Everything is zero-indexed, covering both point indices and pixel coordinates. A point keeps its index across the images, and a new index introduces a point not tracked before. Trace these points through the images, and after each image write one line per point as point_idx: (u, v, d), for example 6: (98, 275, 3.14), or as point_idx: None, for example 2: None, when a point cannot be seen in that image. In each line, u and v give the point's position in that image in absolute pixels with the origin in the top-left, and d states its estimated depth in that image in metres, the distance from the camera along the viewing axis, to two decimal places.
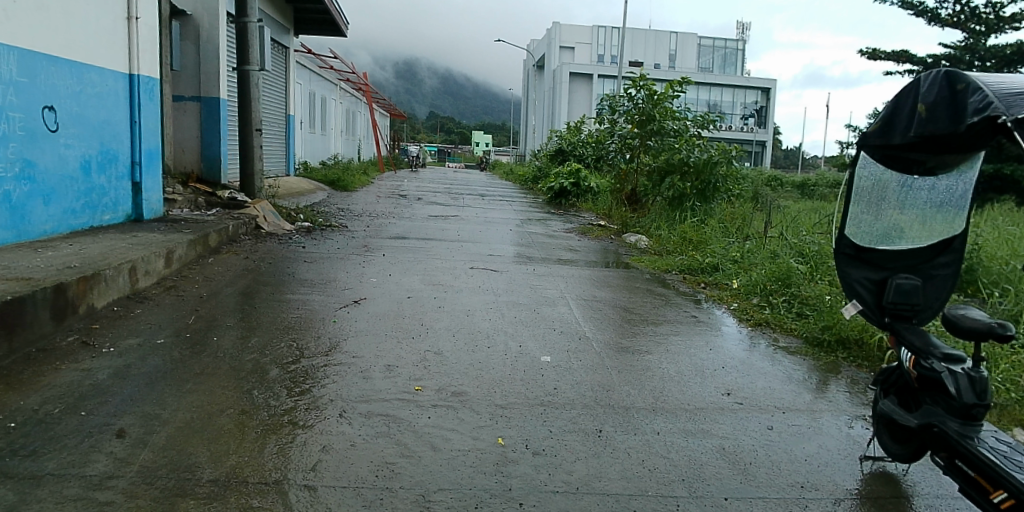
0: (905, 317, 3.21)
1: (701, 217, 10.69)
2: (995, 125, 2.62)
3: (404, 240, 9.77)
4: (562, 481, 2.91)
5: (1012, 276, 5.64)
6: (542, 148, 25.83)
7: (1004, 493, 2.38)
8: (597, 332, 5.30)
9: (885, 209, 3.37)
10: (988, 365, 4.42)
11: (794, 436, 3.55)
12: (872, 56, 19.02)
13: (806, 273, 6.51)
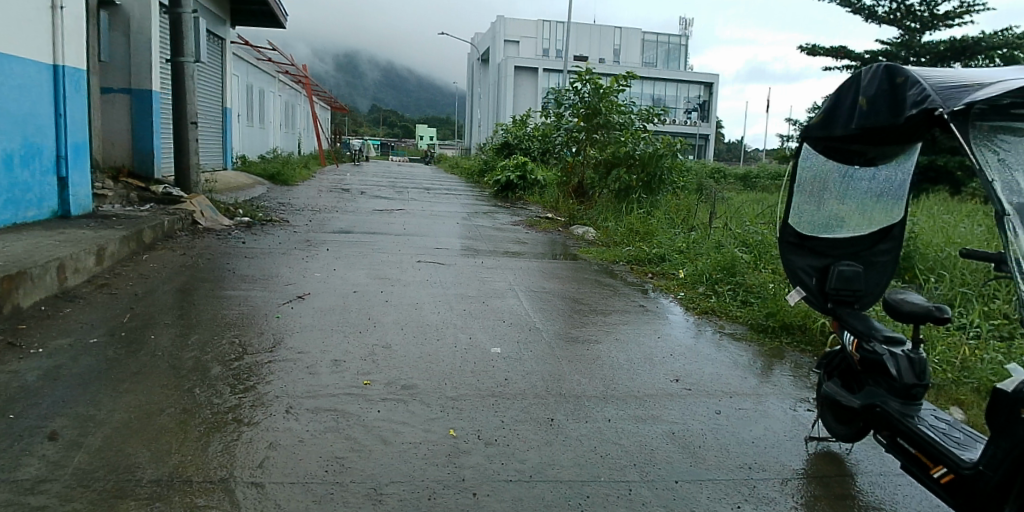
0: (847, 302, 3.33)
1: (648, 209, 10.83)
2: (932, 117, 2.58)
3: (351, 234, 9.59)
4: (515, 470, 2.91)
5: (947, 262, 5.89)
6: (488, 140, 25.72)
7: (945, 468, 2.50)
8: (547, 323, 5.32)
9: (827, 198, 3.48)
10: (923, 346, 4.61)
11: (741, 420, 3.64)
12: (812, 52, 19.57)
13: (750, 262, 6.69)
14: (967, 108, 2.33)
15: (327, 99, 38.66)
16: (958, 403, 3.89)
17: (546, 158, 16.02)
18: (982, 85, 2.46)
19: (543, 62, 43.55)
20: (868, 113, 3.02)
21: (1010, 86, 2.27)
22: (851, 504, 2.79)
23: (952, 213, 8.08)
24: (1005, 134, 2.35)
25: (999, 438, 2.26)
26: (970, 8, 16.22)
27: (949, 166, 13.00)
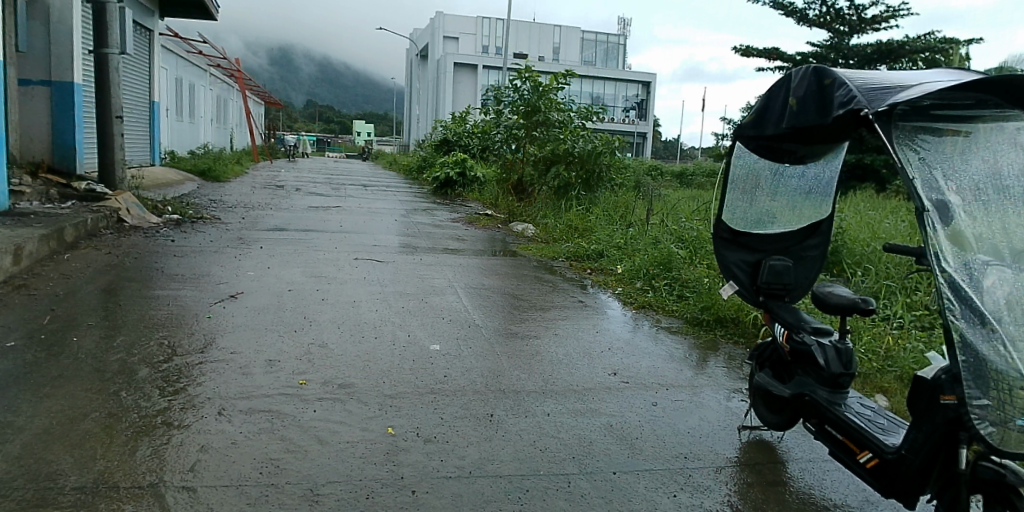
0: (777, 296, 3.43)
1: (586, 206, 10.94)
2: (859, 118, 2.62)
3: (285, 231, 9.32)
4: (454, 466, 2.86)
5: (872, 256, 6.15)
6: (426, 137, 25.43)
7: (870, 453, 2.59)
8: (486, 320, 5.28)
9: (758, 195, 3.60)
10: (851, 336, 4.79)
11: (677, 411, 3.69)
12: (745, 53, 20.09)
13: (685, 257, 6.83)
14: (891, 108, 2.40)
15: (260, 93, 37.46)
16: (882, 391, 4.06)
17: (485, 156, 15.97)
18: (903, 88, 2.54)
19: (483, 58, 43.41)
20: (797, 113, 3.07)
21: (931, 89, 2.35)
22: (782, 491, 2.86)
23: (876, 209, 8.45)
24: (924, 137, 2.43)
25: (920, 423, 2.36)
26: (892, 14, 16.98)
27: (873, 164, 13.58)
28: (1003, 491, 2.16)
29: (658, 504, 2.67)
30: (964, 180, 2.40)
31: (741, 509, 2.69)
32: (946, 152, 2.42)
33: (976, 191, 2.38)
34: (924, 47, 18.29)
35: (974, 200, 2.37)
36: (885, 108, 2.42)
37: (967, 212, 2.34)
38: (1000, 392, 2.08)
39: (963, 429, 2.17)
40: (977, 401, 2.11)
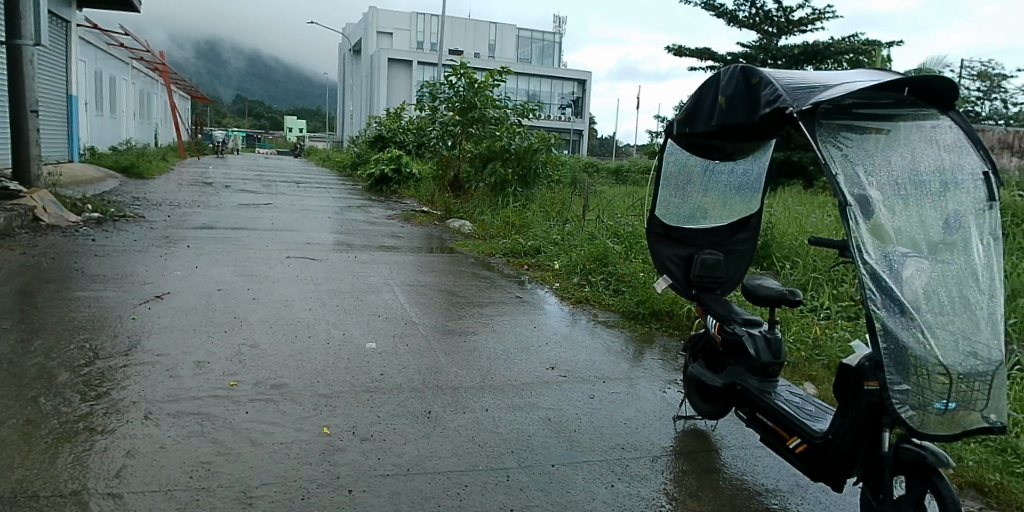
0: (710, 289, 3.53)
1: (523, 203, 10.91)
2: (784, 116, 2.67)
3: (213, 230, 8.96)
4: (392, 464, 2.77)
5: (800, 250, 6.37)
6: (361, 133, 24.93)
7: (799, 439, 2.67)
8: (423, 317, 5.21)
9: (688, 192, 3.69)
10: (779, 326, 4.98)
11: (615, 403, 3.68)
12: (678, 53, 20.49)
13: (621, 252, 6.93)
14: (814, 107, 2.47)
15: (186, 88, 35.98)
16: (810, 379, 4.22)
17: (421, 153, 15.80)
18: (825, 88, 2.61)
19: (418, 54, 42.91)
20: (726, 111, 3.10)
21: (850, 89, 2.45)
22: (715, 478, 2.89)
23: (803, 204, 8.77)
24: (848, 133, 2.53)
25: (846, 408, 2.45)
26: (817, 15, 17.65)
27: (799, 161, 14.10)
28: (923, 471, 2.26)
29: (597, 494, 2.66)
30: (884, 176, 2.51)
31: (677, 496, 2.69)
32: (868, 148, 2.54)
33: (894, 187, 2.50)
34: (848, 49, 18.45)
35: (893, 195, 2.49)
36: (809, 107, 2.49)
37: (887, 207, 2.46)
38: (918, 377, 2.19)
39: (886, 413, 2.27)
40: (897, 386, 2.21)
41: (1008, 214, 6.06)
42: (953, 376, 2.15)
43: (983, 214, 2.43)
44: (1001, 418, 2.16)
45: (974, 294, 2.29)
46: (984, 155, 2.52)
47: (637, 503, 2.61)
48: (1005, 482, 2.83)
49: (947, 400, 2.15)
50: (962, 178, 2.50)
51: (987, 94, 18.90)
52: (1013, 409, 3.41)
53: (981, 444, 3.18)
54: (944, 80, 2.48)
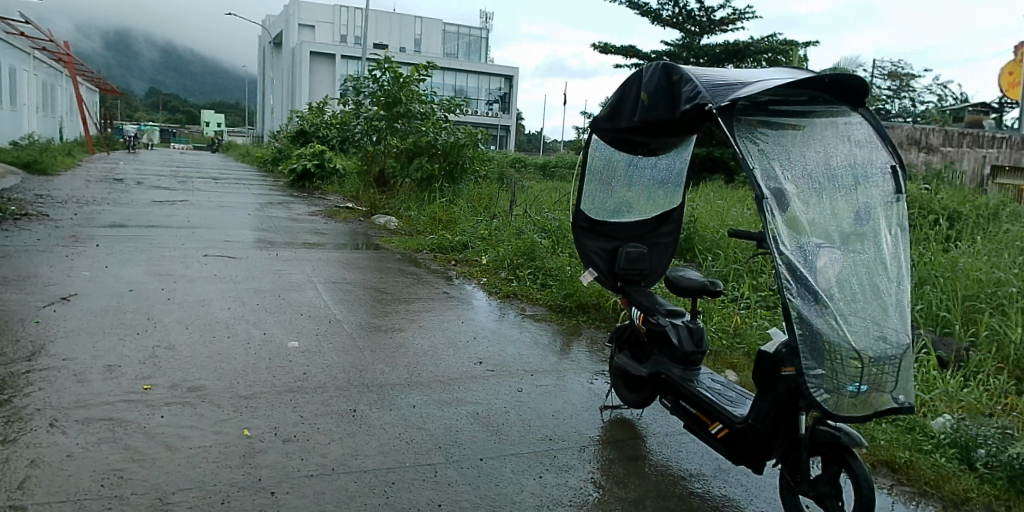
0: (635, 281, 3.54)
1: (450, 198, 10.79)
2: (704, 113, 2.69)
3: (123, 228, 8.45)
4: (316, 464, 2.67)
5: (721, 243, 6.56)
6: (282, 126, 24.04)
7: (721, 425, 2.71)
8: (348, 314, 5.07)
9: (613, 186, 3.71)
10: (702, 317, 5.12)
11: (542, 395, 3.67)
12: (604, 50, 20.72)
13: (548, 247, 6.96)
14: (732, 103, 2.51)
15: (94, 80, 33.88)
16: (730, 367, 4.36)
17: (345, 148, 15.39)
18: (743, 84, 2.64)
19: (342, 47, 41.80)
20: (649, 107, 3.10)
21: (767, 87, 2.50)
22: (642, 465, 2.91)
23: (724, 199, 9.04)
24: (764, 128, 2.60)
25: (765, 393, 2.52)
26: (737, 16, 18.22)
27: (720, 157, 14.55)
28: (838, 452, 2.35)
29: (530, 485, 2.64)
30: (798, 170, 2.59)
31: (606, 485, 2.69)
32: (783, 142, 2.61)
33: (810, 180, 2.59)
34: (767, 49, 18.89)
35: (808, 188, 2.57)
36: (728, 103, 2.52)
37: (801, 199, 2.53)
38: (832, 362, 2.27)
39: (802, 398, 2.35)
40: (813, 371, 2.29)
41: (914, 205, 6.39)
42: (865, 360, 2.26)
43: (889, 206, 2.57)
44: (908, 398, 2.28)
45: (883, 281, 2.41)
46: (891, 150, 2.65)
47: (564, 493, 2.59)
48: (913, 458, 3.00)
49: (860, 383, 2.25)
50: (872, 171, 2.62)
51: (896, 93, 20.09)
52: (920, 389, 3.62)
53: (892, 424, 3.36)
54: (854, 78, 2.58)
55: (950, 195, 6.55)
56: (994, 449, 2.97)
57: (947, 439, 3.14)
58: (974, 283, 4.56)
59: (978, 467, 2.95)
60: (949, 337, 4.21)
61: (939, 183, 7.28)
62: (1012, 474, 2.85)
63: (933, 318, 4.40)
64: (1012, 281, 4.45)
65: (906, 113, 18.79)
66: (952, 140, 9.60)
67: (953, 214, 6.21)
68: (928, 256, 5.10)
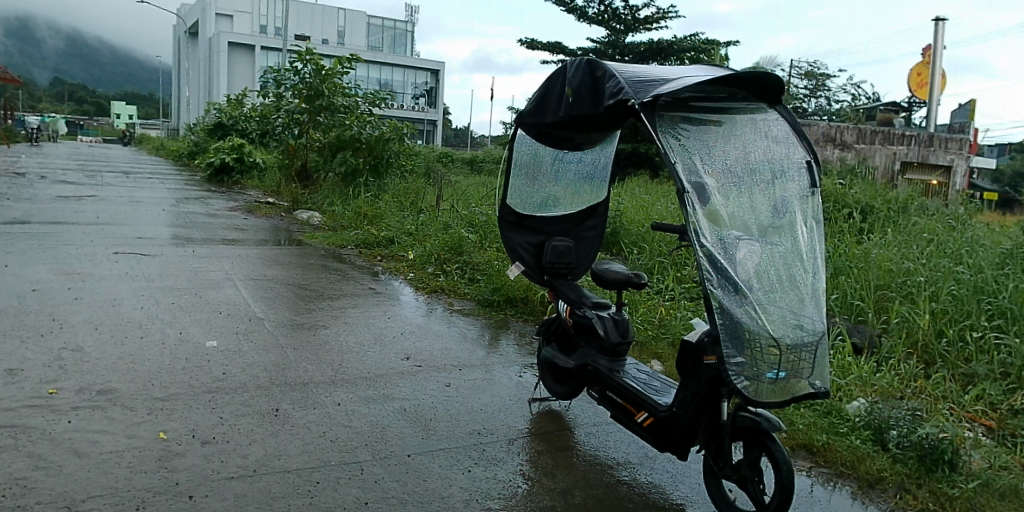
0: (561, 274, 3.58)
1: (376, 192, 10.57)
2: (627, 109, 2.71)
3: (24, 224, 7.87)
4: (237, 466, 2.54)
5: (645, 236, 6.71)
6: (198, 119, 22.92)
7: (646, 414, 2.74)
8: (269, 312, 4.89)
9: (539, 180, 3.69)
10: (628, 309, 5.22)
11: (470, 389, 3.63)
12: (531, 45, 20.78)
13: (476, 242, 6.92)
14: (654, 99, 2.54)
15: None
16: (656, 357, 4.46)
17: (265, 142, 14.81)
18: (665, 80, 2.68)
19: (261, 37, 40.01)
20: (574, 102, 3.10)
21: (687, 84, 2.55)
22: (570, 456, 2.92)
23: (649, 193, 9.22)
24: (686, 124, 2.65)
25: (688, 382, 2.57)
26: (662, 15, 18.60)
27: (645, 154, 14.87)
28: (758, 437, 2.43)
29: (461, 478, 2.61)
30: (719, 164, 2.65)
31: (535, 477, 2.68)
32: (704, 137, 2.67)
33: (731, 174, 2.66)
34: (689, 48, 19.29)
35: (729, 182, 2.64)
36: (651, 100, 2.54)
37: (721, 193, 2.60)
38: (752, 350, 2.35)
39: (723, 385, 2.42)
40: (733, 360, 2.36)
41: (830, 199, 6.70)
42: (782, 347, 2.35)
43: (804, 199, 2.67)
44: (824, 383, 2.39)
45: (800, 272, 2.52)
46: (806, 146, 2.76)
47: (493, 486, 2.57)
48: (830, 441, 3.15)
49: (778, 370, 2.34)
50: (789, 166, 2.72)
51: (812, 92, 21.01)
52: (835, 374, 3.80)
53: (811, 408, 3.52)
54: (772, 77, 2.67)
55: (863, 189, 6.89)
56: (905, 430, 3.14)
57: (862, 421, 3.32)
58: (886, 273, 4.82)
59: (891, 448, 3.13)
60: (862, 324, 4.46)
61: (852, 177, 7.63)
62: (921, 453, 3.03)
63: (847, 307, 4.65)
64: (919, 271, 4.71)
65: (821, 111, 19.66)
66: (865, 137, 9.99)
67: (866, 208, 6.54)
68: (843, 247, 5.36)
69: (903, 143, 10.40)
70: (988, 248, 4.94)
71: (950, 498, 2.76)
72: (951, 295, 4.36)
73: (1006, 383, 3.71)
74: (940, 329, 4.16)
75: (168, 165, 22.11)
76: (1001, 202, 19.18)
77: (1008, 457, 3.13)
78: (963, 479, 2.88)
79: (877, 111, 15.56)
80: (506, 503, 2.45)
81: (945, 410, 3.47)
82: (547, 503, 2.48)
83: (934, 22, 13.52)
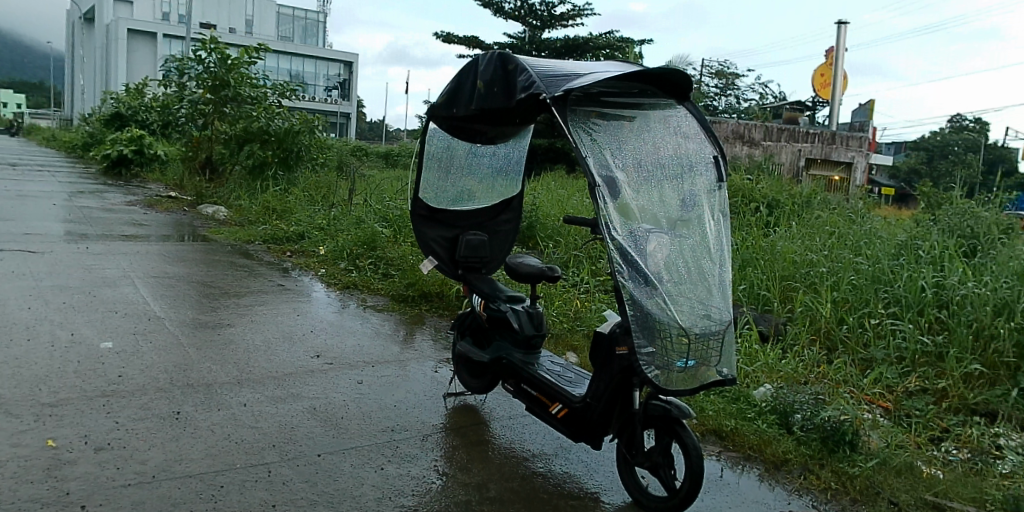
0: (475, 269, 3.56)
1: (285, 186, 10.12)
2: (539, 103, 2.71)
3: None
4: (134, 472, 2.41)
5: (562, 230, 6.76)
6: (93, 109, 21.47)
7: (561, 405, 2.76)
8: (170, 311, 4.66)
9: (453, 173, 3.65)
10: (544, 302, 5.25)
11: (383, 386, 3.57)
12: (446, 39, 20.35)
13: (390, 237, 6.77)
14: (566, 94, 2.56)
15: None
16: (571, 349, 4.52)
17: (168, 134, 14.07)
18: (576, 75, 2.70)
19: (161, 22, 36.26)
20: (486, 96, 3.07)
21: (598, 79, 2.57)
22: (485, 449, 2.92)
23: (564, 186, 9.26)
24: (597, 119, 2.68)
25: (601, 373, 2.61)
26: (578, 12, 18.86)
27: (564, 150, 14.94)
28: (669, 424, 2.49)
29: (372, 476, 2.56)
30: (630, 159, 2.70)
31: (449, 472, 2.67)
32: (615, 132, 2.71)
33: (642, 169, 2.71)
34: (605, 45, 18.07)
35: (639, 176, 2.69)
36: (562, 94, 2.56)
37: (632, 187, 2.63)
38: (662, 341, 2.40)
39: (634, 375, 2.46)
40: (644, 350, 2.40)
41: (738, 194, 6.95)
42: (690, 337, 2.41)
43: (711, 194, 2.76)
44: (730, 370, 2.47)
45: (707, 264, 2.59)
46: (713, 143, 2.84)
47: (407, 483, 2.53)
48: (737, 426, 3.27)
49: (687, 359, 2.40)
50: (696, 161, 2.80)
51: (721, 91, 21.78)
52: (743, 362, 3.94)
53: (720, 395, 3.63)
54: (681, 74, 2.73)
55: (770, 184, 7.16)
56: (808, 414, 3.29)
57: (768, 406, 3.46)
58: (790, 264, 5.04)
59: (795, 431, 3.26)
60: (769, 313, 4.66)
61: (759, 172, 7.89)
62: (823, 435, 3.17)
63: (755, 297, 4.85)
64: (821, 262, 4.93)
65: (731, 108, 20.38)
66: (772, 135, 10.37)
67: (772, 202, 6.83)
68: (750, 240, 5.56)
69: (808, 141, 10.84)
70: (885, 240, 5.20)
71: (851, 477, 2.91)
72: (851, 284, 4.59)
73: (900, 366, 3.94)
74: (841, 317, 4.38)
75: (58, 156, 20.60)
76: (895, 197, 20.43)
77: (903, 436, 3.33)
78: (863, 458, 3.04)
79: (784, 109, 16.26)
80: (420, 500, 2.41)
81: (845, 393, 3.65)
82: (462, 498, 2.46)
83: (836, 25, 14.23)
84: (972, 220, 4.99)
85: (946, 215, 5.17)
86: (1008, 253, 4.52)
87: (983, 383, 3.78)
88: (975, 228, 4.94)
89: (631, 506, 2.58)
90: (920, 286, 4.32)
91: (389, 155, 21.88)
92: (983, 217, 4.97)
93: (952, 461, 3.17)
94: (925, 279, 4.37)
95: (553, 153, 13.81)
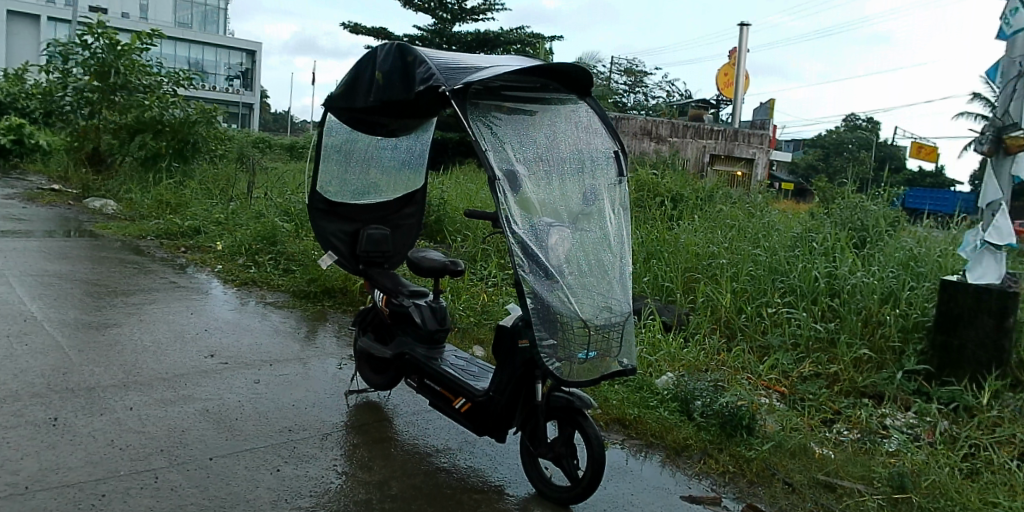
0: (377, 263, 3.53)
1: (180, 178, 9.65)
2: (437, 95, 2.70)
3: None
4: (4, 484, 2.26)
5: (470, 224, 6.78)
6: None
7: (463, 399, 2.77)
8: (48, 311, 4.39)
9: (354, 166, 3.62)
10: (451, 296, 5.25)
11: (282, 386, 3.49)
12: (354, 30, 19.92)
13: (292, 231, 6.58)
14: (465, 87, 2.56)
15: None
16: (478, 343, 4.55)
17: (49, 122, 13.17)
18: (475, 69, 2.70)
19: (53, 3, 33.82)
20: (385, 87, 3.03)
21: (498, 73, 2.59)
22: (386, 447, 2.90)
23: (472, 180, 9.24)
24: (499, 113, 2.69)
25: (503, 365, 2.63)
26: (490, 6, 18.86)
27: None
28: (571, 415, 2.54)
29: (267, 479, 2.49)
30: (533, 153, 2.72)
31: (350, 471, 2.63)
32: (518, 127, 2.72)
33: (544, 163, 2.74)
34: (515, 41, 17.77)
35: (540, 170, 2.71)
36: (462, 87, 2.56)
37: (533, 181, 2.66)
38: (563, 332, 2.44)
39: (536, 368, 2.49)
40: (545, 341, 2.43)
41: (643, 188, 7.15)
42: (590, 328, 2.46)
43: (612, 188, 2.81)
44: (630, 360, 2.53)
45: (608, 257, 2.64)
46: (614, 138, 2.90)
47: (304, 484, 2.49)
48: (640, 414, 3.38)
49: (588, 350, 2.44)
50: (598, 156, 2.85)
51: (630, 88, 22.37)
52: (646, 351, 4.05)
53: (623, 384, 3.72)
54: (581, 70, 2.78)
55: (674, 179, 7.39)
56: (707, 400, 3.41)
57: (669, 394, 3.58)
58: (692, 256, 5.21)
59: (695, 417, 3.38)
60: (672, 304, 4.82)
61: (661, 167, 8.10)
62: (721, 420, 3.29)
63: (659, 288, 5.01)
64: (721, 253, 5.12)
65: (640, 104, 20.91)
66: (678, 132, 10.75)
67: (676, 197, 7.06)
68: (655, 233, 5.72)
69: (713, 137, 11.20)
70: (781, 232, 5.46)
71: (747, 460, 3.04)
72: (751, 275, 4.79)
73: (795, 352, 4.16)
74: (740, 307, 4.57)
75: None
76: (794, 191, 21.53)
77: (797, 419, 3.50)
78: (759, 441, 3.18)
79: (691, 106, 16.84)
80: (318, 501, 2.38)
81: (743, 380, 3.82)
82: (361, 497, 2.43)
83: (739, 26, 14.79)
84: (862, 214, 5.29)
85: (838, 209, 5.46)
86: (894, 245, 4.84)
87: (871, 366, 4.02)
88: (866, 221, 5.25)
89: (534, 498, 2.61)
90: (814, 276, 4.56)
91: (295, 146, 21.14)
92: (871, 210, 5.27)
93: (843, 441, 3.37)
94: (818, 270, 4.61)
95: (466, 148, 13.79)
